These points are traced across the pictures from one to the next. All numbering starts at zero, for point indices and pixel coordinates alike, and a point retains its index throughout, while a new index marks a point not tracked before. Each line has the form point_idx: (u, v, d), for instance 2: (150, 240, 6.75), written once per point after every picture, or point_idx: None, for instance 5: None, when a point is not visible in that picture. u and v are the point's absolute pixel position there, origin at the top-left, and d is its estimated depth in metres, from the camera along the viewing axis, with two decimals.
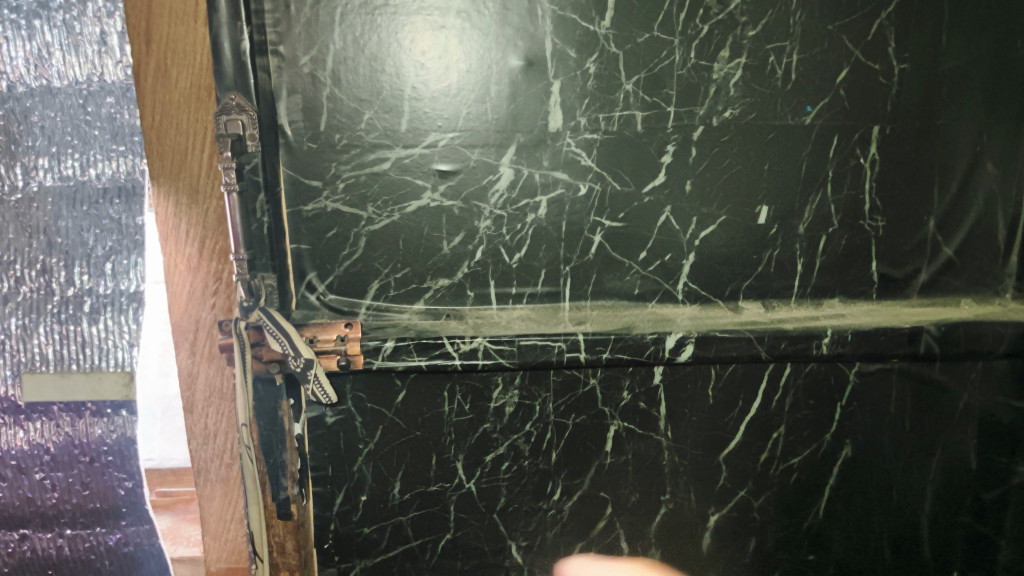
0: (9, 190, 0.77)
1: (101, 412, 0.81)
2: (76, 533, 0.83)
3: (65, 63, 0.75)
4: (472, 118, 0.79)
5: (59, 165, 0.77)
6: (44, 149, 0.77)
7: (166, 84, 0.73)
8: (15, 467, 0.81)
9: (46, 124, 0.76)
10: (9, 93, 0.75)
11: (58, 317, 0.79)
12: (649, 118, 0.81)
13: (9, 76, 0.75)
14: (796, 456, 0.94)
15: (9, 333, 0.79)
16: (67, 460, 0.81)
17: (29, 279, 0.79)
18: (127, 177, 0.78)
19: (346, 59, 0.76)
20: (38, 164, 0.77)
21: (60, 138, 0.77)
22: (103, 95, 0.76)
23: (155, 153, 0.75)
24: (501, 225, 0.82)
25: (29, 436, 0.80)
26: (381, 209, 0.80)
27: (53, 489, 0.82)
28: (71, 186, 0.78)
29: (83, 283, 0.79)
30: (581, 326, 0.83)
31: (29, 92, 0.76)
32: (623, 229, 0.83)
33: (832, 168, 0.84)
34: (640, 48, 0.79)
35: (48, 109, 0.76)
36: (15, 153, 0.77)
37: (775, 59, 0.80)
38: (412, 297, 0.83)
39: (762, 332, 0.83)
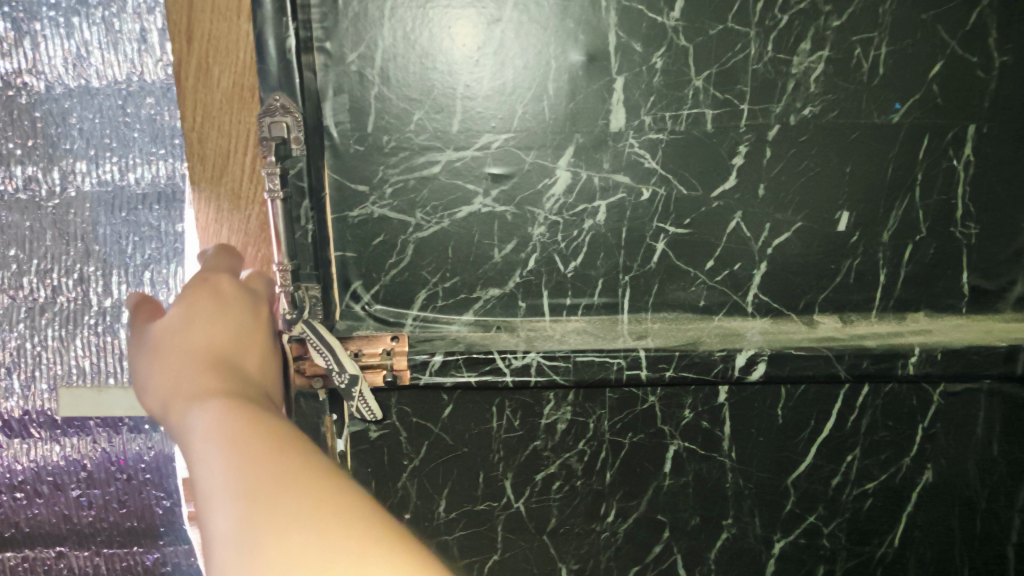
0: (47, 196, 0.75)
1: (138, 427, 0.78)
2: (113, 551, 0.82)
3: (104, 63, 0.72)
4: (528, 118, 0.73)
5: (98, 169, 0.75)
6: (82, 152, 0.74)
7: (208, 84, 0.69)
8: (51, 484, 0.79)
9: (84, 126, 0.74)
10: (47, 94, 0.73)
11: (96, 330, 0.77)
12: (720, 116, 0.74)
13: (48, 76, 0.72)
14: (871, 481, 0.87)
15: (47, 343, 0.77)
16: (104, 477, 0.79)
17: (67, 288, 0.76)
18: (167, 181, 0.75)
19: (396, 56, 0.71)
20: (77, 168, 0.75)
21: (99, 141, 0.74)
22: (143, 95, 0.73)
23: (195, 155, 0.71)
24: (556, 231, 0.76)
25: (65, 452, 0.78)
26: (430, 216, 0.75)
27: (89, 507, 0.79)
28: (109, 192, 0.75)
29: (122, 293, 0.77)
30: (642, 341, 0.77)
31: (68, 93, 0.73)
32: (688, 236, 0.77)
33: (921, 171, 0.77)
34: (711, 41, 0.72)
35: (86, 110, 0.73)
36: (54, 158, 0.74)
37: (861, 51, 0.73)
38: (462, 307, 0.78)
39: (840, 349, 0.77)
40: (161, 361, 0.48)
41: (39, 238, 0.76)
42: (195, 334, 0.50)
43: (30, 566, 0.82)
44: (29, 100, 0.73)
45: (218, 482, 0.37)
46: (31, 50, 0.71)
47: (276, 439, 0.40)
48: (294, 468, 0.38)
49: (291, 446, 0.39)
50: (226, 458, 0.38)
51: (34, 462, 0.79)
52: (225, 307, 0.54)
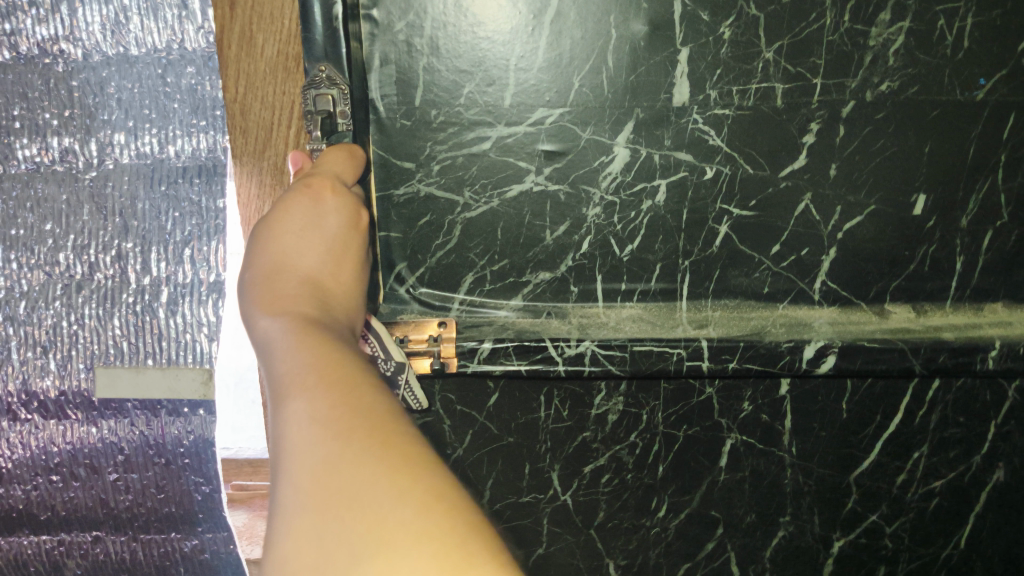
0: (84, 168, 0.73)
1: (178, 411, 0.76)
2: (149, 537, 0.79)
3: (143, 31, 0.68)
4: (585, 93, 0.69)
5: (137, 141, 0.72)
6: (121, 123, 0.71)
7: (251, 53, 0.65)
8: (89, 466, 0.77)
9: (122, 96, 0.71)
10: (85, 62, 0.70)
11: (134, 308, 0.75)
12: (791, 91, 0.69)
13: (84, 43, 0.69)
14: (938, 479, 0.83)
15: (83, 321, 0.75)
16: (141, 461, 0.77)
17: (103, 265, 0.74)
18: (208, 154, 0.72)
19: (445, 25, 0.66)
20: (113, 139, 0.72)
21: (137, 112, 0.71)
22: (182, 64, 0.69)
23: (238, 129, 0.67)
24: (612, 213, 0.72)
25: (102, 434, 0.76)
26: (479, 195, 0.71)
27: (127, 491, 0.78)
28: (148, 164, 0.72)
29: (160, 270, 0.74)
30: (702, 330, 0.73)
31: (105, 61, 0.70)
32: (753, 219, 0.73)
33: (1006, 153, 0.71)
34: (784, 10, 0.67)
35: (124, 80, 0.70)
36: (91, 129, 0.72)
37: (945, 23, 0.67)
38: (510, 292, 0.74)
39: (916, 343, 0.71)
40: (258, 272, 0.49)
41: (75, 212, 0.73)
42: (289, 239, 0.51)
43: (65, 551, 0.80)
44: (66, 68, 0.70)
45: (288, 417, 0.35)
46: (68, 16, 0.68)
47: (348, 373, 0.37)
48: (364, 400, 0.35)
49: (364, 407, 0.34)
50: (295, 380, 0.37)
51: (72, 444, 0.77)
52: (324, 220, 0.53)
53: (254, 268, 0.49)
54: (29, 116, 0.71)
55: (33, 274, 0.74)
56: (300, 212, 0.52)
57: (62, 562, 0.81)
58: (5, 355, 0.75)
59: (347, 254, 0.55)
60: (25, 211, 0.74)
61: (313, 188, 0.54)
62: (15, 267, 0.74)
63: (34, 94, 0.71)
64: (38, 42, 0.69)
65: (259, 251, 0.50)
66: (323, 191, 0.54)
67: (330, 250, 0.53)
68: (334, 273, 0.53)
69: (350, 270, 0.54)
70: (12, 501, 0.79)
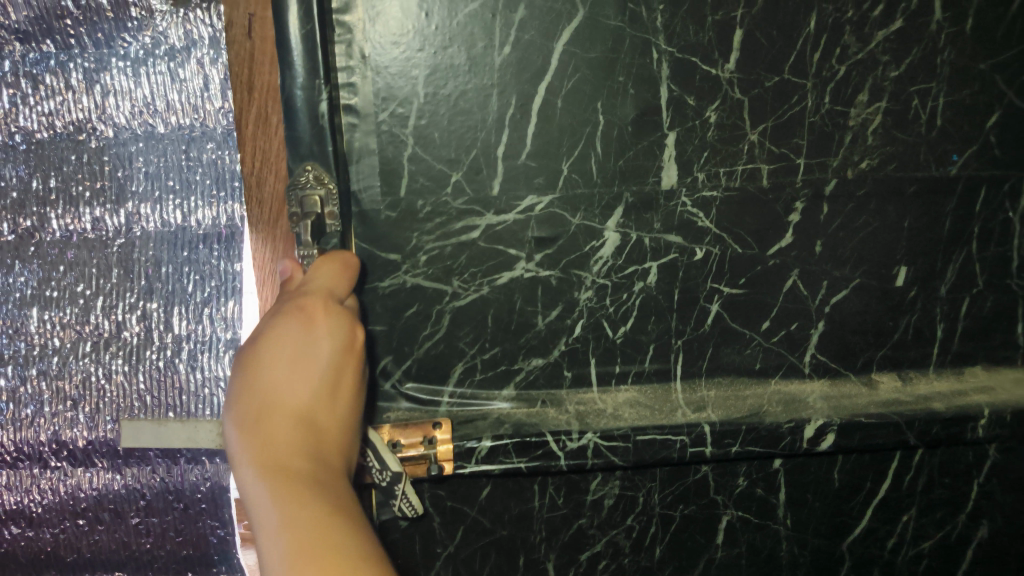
0: (113, 236, 0.71)
1: (197, 458, 0.72)
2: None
3: (168, 108, 0.68)
4: (574, 178, 0.67)
5: (163, 210, 0.70)
6: (148, 194, 0.70)
7: (269, 132, 0.62)
8: (112, 511, 0.74)
9: (150, 169, 0.70)
10: (116, 139, 0.69)
11: (157, 364, 0.71)
12: (776, 171, 0.70)
13: (116, 122, 0.68)
14: (926, 541, 0.84)
15: (113, 382, 0.71)
16: (162, 506, 0.73)
17: (130, 324, 0.71)
18: (229, 221, 0.70)
19: (430, 114, 0.64)
20: (140, 209, 0.70)
21: (160, 183, 0.70)
22: (203, 140, 0.69)
23: (255, 200, 0.65)
24: (604, 295, 0.71)
25: (126, 481, 0.73)
26: (468, 283, 0.69)
27: (147, 534, 0.74)
28: (171, 231, 0.71)
29: (182, 328, 0.71)
30: (701, 414, 0.71)
31: (134, 136, 0.69)
32: (744, 296, 0.72)
33: (979, 224, 0.73)
34: (768, 93, 0.67)
35: (151, 154, 0.69)
36: (121, 198, 0.70)
37: (919, 102, 0.69)
38: (502, 381, 0.71)
39: (909, 416, 0.71)
40: (248, 413, 0.48)
41: (104, 274, 0.71)
42: (281, 372, 0.49)
43: None
44: (99, 143, 0.69)
45: None
46: (100, 98, 0.67)
47: (334, 538, 0.42)
48: None
49: None
50: None
51: (95, 490, 0.73)
52: (317, 349, 0.51)
53: (243, 407, 0.48)
54: (62, 187, 0.69)
55: (64, 331, 0.71)
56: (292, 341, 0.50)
57: None
58: (36, 408, 0.71)
59: (343, 375, 0.53)
60: (58, 275, 0.71)
61: (304, 312, 0.52)
62: (47, 325, 0.71)
63: (68, 169, 0.69)
64: (73, 120, 0.68)
65: (250, 390, 0.48)
66: (316, 317, 0.52)
67: (324, 380, 0.51)
68: (328, 402, 0.51)
69: (346, 395, 0.53)
70: (39, 544, 0.75)
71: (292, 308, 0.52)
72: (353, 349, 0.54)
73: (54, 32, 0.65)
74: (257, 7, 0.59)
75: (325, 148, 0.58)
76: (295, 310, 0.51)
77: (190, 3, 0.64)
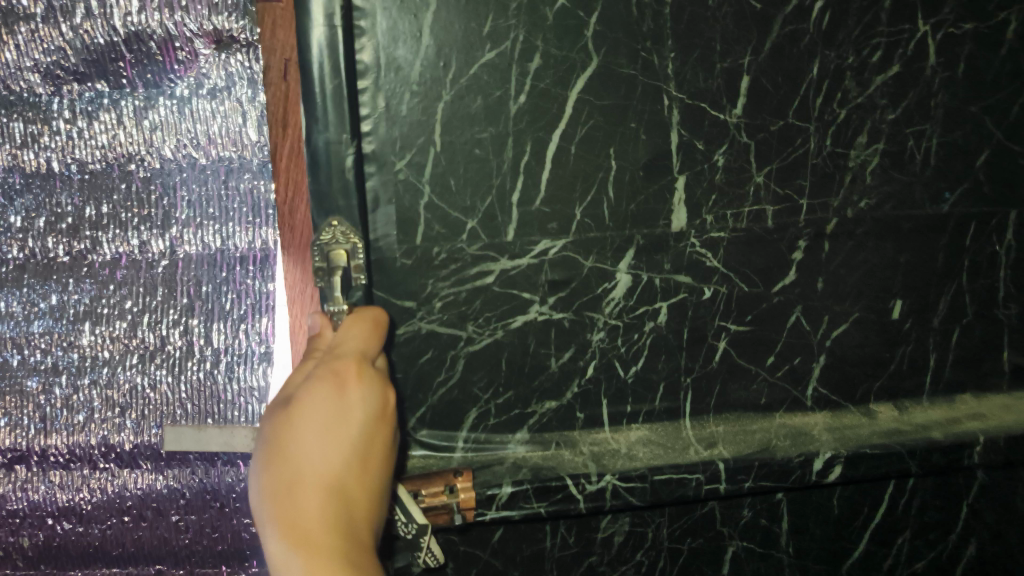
0: (155, 260, 0.72)
1: (233, 461, 0.73)
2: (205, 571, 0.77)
3: (210, 141, 0.70)
4: (587, 222, 0.68)
5: (203, 233, 0.72)
6: (189, 220, 0.72)
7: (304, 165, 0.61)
8: (154, 509, 0.74)
9: (192, 197, 0.71)
10: (162, 169, 0.71)
11: (198, 375, 0.72)
12: (781, 212, 0.71)
13: (161, 152, 0.70)
14: (919, 560, 0.86)
15: (158, 393, 0.72)
16: (199, 504, 0.74)
17: (174, 338, 0.72)
18: (264, 246, 0.72)
19: (447, 161, 0.64)
20: (184, 233, 0.72)
21: (201, 210, 0.72)
22: (241, 171, 0.71)
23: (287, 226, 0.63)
24: (615, 336, 0.71)
25: (167, 480, 0.74)
26: (482, 328, 0.69)
27: (187, 530, 0.75)
28: (210, 254, 0.72)
29: (220, 342, 0.72)
30: (714, 450, 0.72)
31: (178, 167, 0.71)
32: (750, 333, 0.74)
33: (969, 257, 0.76)
34: (773, 136, 0.69)
35: (193, 183, 0.71)
36: (166, 224, 0.71)
37: (913, 143, 0.72)
38: (515, 425, 0.71)
39: (911, 445, 0.74)
40: (279, 481, 0.47)
41: (150, 292, 0.72)
42: (313, 440, 0.49)
43: None
44: (146, 173, 0.71)
45: None
46: (149, 133, 0.69)
47: None
48: None
49: None
50: None
51: (140, 489, 0.74)
52: (350, 416, 0.50)
53: (275, 474, 0.47)
54: (112, 214, 0.71)
55: (113, 344, 0.72)
56: (324, 406, 0.49)
57: None
58: (87, 414, 0.72)
59: (377, 443, 0.52)
60: (110, 292, 0.72)
61: (337, 375, 0.51)
62: (99, 338, 0.72)
63: (118, 197, 0.71)
64: (124, 152, 0.70)
65: (282, 457, 0.48)
66: (349, 381, 0.51)
67: (357, 448, 0.50)
68: (360, 470, 0.51)
69: (377, 462, 0.52)
70: (87, 539, 0.75)
71: (326, 371, 0.51)
72: (386, 415, 0.53)
73: (109, 73, 0.66)
74: (290, 50, 0.58)
75: (349, 201, 0.57)
76: (328, 373, 0.51)
77: (232, 47, 0.67)
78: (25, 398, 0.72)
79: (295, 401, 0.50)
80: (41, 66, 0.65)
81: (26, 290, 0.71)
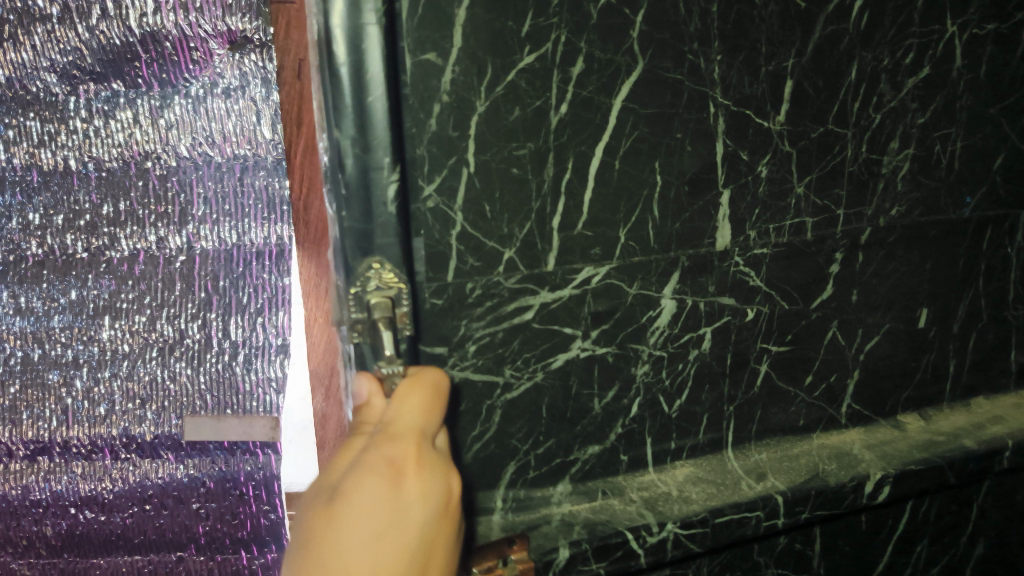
0: (174, 256, 0.89)
1: None
2: (225, 557, 0.98)
3: (225, 139, 0.85)
4: (632, 245, 0.61)
5: (218, 231, 0.88)
6: (206, 217, 0.88)
7: (315, 163, 0.62)
8: None
9: (208, 194, 0.87)
10: (179, 167, 0.87)
11: (217, 366, 0.89)
12: (819, 224, 0.67)
13: (177, 154, 0.86)
14: (934, 564, 0.86)
15: (178, 383, 0.89)
16: None
17: (193, 331, 0.88)
18: (281, 241, 0.89)
19: (482, 183, 0.55)
20: (201, 229, 0.88)
21: (217, 207, 0.88)
22: (256, 168, 0.87)
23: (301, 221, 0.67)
24: (660, 367, 0.65)
25: None
26: (521, 371, 0.60)
27: None
28: (227, 249, 0.89)
29: (237, 334, 0.89)
30: (767, 482, 0.67)
31: (194, 165, 0.87)
32: (790, 353, 0.70)
33: (985, 260, 0.75)
34: (813, 144, 0.65)
35: (210, 180, 0.87)
36: (184, 220, 0.88)
37: (940, 147, 0.70)
38: (557, 475, 0.63)
39: (949, 456, 0.72)
40: None
41: (169, 288, 0.88)
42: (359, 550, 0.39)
43: None
44: (164, 170, 0.86)
45: None
46: (165, 131, 0.85)
47: None
48: None
49: None
50: None
51: None
52: (406, 520, 0.40)
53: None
54: (129, 211, 0.87)
55: (133, 338, 0.89)
56: (377, 513, 0.39)
57: None
58: (108, 405, 0.90)
59: (436, 544, 0.43)
60: (128, 288, 0.88)
61: (393, 464, 0.41)
62: (118, 333, 0.89)
63: (136, 194, 0.87)
64: (144, 149, 0.85)
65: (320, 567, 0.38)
66: (406, 473, 0.41)
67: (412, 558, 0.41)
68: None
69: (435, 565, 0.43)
70: (109, 527, 0.96)
71: (379, 458, 0.41)
72: (448, 509, 0.44)
73: (124, 73, 0.81)
74: (305, 50, 0.60)
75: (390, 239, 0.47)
76: (383, 462, 0.41)
77: (245, 48, 0.81)
78: (47, 391, 0.90)
79: (339, 494, 0.40)
80: (59, 66, 0.80)
81: (48, 286, 0.88)
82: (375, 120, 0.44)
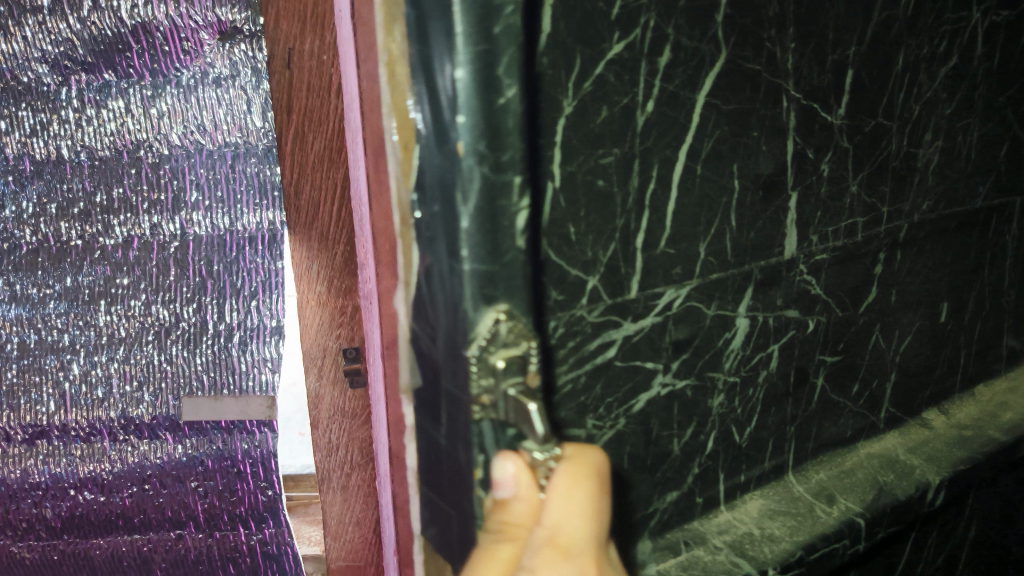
0: (168, 241, 0.84)
1: (249, 429, 0.87)
2: (224, 534, 0.91)
3: (216, 126, 0.80)
4: (711, 261, 0.53)
5: (213, 216, 0.83)
6: (201, 203, 0.83)
7: (303, 149, 0.67)
8: (173, 476, 0.88)
9: (203, 179, 0.82)
10: (172, 154, 0.82)
11: (213, 347, 0.85)
12: (868, 223, 0.63)
13: (163, 148, 0.81)
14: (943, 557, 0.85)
15: (175, 365, 0.85)
16: (219, 468, 0.88)
17: (189, 315, 0.84)
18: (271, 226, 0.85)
19: (566, 200, 0.45)
20: (193, 214, 0.83)
21: (210, 193, 0.83)
22: (247, 156, 0.82)
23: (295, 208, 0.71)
24: (733, 395, 0.58)
25: (185, 450, 0.87)
26: (604, 419, 0.51)
27: (206, 495, 0.89)
28: (220, 234, 0.84)
29: (233, 318, 0.85)
30: (840, 506, 0.62)
31: (186, 153, 0.82)
32: (842, 362, 0.65)
33: (990, 250, 0.75)
34: (866, 139, 0.60)
35: (201, 167, 0.82)
36: (178, 207, 0.83)
37: (961, 138, 0.68)
38: (637, 534, 0.55)
39: (981, 452, 0.71)
40: None
41: (164, 274, 0.84)
42: None
43: (152, 547, 0.91)
44: (155, 158, 0.81)
45: None
46: (156, 119, 0.80)
47: None
48: None
49: None
50: None
51: (160, 458, 0.87)
52: None
53: None
54: (125, 199, 0.82)
55: (129, 322, 0.84)
56: None
57: (149, 556, 0.92)
58: (106, 389, 0.85)
59: None
60: (123, 273, 0.84)
61: None
62: (116, 318, 0.84)
63: (129, 181, 0.82)
64: (135, 139, 0.80)
65: None
66: None
67: None
68: None
69: None
70: (109, 508, 0.89)
71: None
72: None
73: (115, 63, 0.76)
74: (294, 39, 0.63)
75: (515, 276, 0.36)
76: None
77: (235, 38, 0.76)
78: (44, 375, 0.85)
79: None
80: (50, 57, 0.75)
81: (42, 274, 0.84)
82: (506, 130, 0.33)
